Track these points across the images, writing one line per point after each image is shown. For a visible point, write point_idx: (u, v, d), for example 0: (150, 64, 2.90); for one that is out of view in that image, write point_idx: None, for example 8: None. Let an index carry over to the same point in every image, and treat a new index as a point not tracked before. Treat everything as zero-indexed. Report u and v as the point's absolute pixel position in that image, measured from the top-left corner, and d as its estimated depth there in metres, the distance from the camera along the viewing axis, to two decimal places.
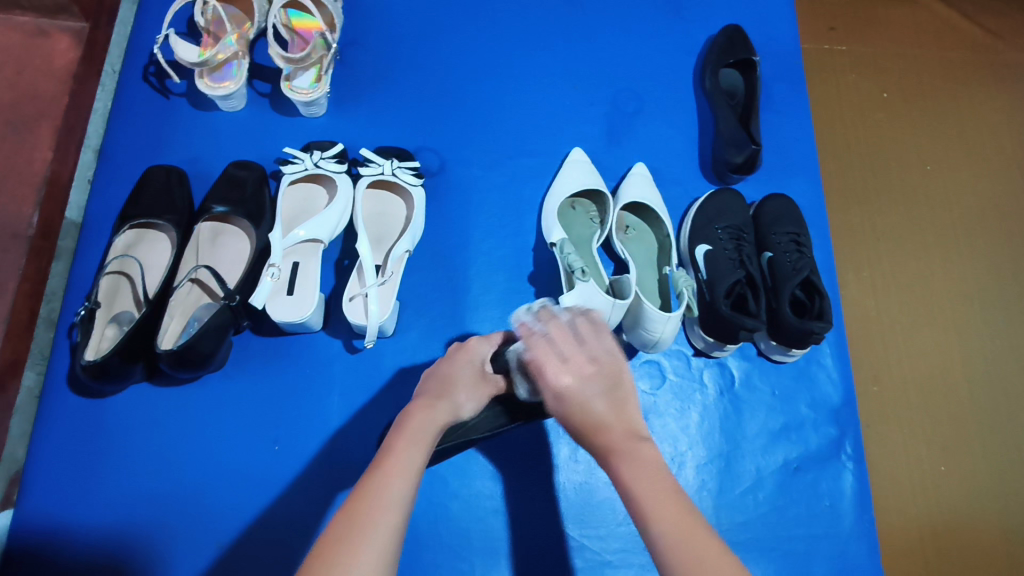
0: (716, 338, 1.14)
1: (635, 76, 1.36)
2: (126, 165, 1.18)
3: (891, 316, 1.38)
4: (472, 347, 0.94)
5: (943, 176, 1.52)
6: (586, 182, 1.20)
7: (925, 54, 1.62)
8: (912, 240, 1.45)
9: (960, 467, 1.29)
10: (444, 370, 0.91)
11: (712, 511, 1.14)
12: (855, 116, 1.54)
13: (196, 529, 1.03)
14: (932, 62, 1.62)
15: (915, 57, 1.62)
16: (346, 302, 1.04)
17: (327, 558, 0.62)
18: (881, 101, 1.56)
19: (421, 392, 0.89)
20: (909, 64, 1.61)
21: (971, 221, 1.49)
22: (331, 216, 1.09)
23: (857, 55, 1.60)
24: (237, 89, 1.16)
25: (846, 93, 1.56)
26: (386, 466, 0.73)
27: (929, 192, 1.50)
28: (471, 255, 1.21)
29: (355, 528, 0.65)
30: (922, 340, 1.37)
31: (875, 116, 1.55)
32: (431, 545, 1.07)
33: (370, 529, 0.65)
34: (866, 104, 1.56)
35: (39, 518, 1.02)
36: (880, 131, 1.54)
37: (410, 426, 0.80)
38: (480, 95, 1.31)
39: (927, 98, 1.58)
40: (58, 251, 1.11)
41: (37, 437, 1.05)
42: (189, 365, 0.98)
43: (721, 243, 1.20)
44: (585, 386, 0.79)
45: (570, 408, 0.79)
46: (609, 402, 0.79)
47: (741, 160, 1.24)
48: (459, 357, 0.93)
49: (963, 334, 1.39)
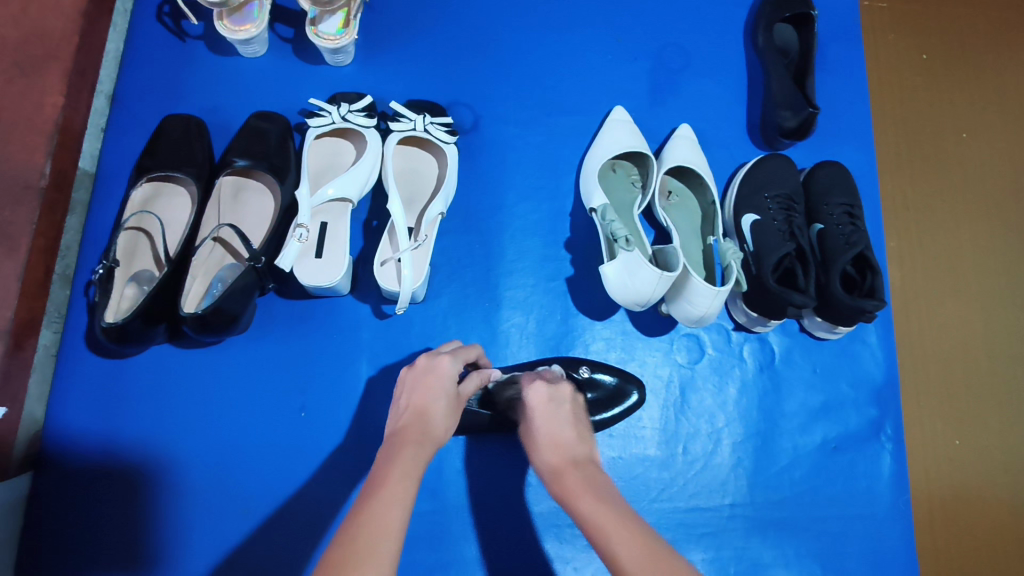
0: (761, 313, 1.09)
1: (682, 29, 1.27)
2: (143, 112, 1.11)
3: (916, 290, 1.27)
4: (438, 368, 0.85)
5: (980, 146, 1.37)
6: (629, 144, 1.13)
7: (970, 11, 1.45)
8: (943, 213, 1.32)
9: (980, 442, 1.20)
10: (415, 395, 0.83)
11: (746, 489, 1.11)
12: (894, 79, 1.38)
13: (223, 497, 1.01)
14: (978, 18, 1.44)
15: (957, 16, 1.44)
16: (377, 267, 0.99)
17: (341, 548, 0.60)
18: (921, 64, 1.40)
19: (396, 429, 0.79)
20: (950, 22, 1.43)
21: (1006, 193, 1.34)
22: (359, 174, 1.02)
23: (901, 13, 1.43)
24: (258, 34, 1.07)
25: (888, 56, 1.39)
26: (384, 490, 0.67)
27: (970, 164, 1.35)
28: (505, 218, 1.15)
29: (366, 521, 0.63)
30: (945, 315, 1.26)
31: (914, 80, 1.39)
32: (461, 517, 1.05)
33: (379, 530, 0.63)
34: (905, 68, 1.39)
35: (64, 483, 0.99)
36: (918, 96, 1.38)
37: (402, 458, 0.72)
38: (513, 48, 1.22)
39: (969, 61, 1.41)
40: (72, 204, 1.04)
41: (58, 398, 1.01)
42: (213, 328, 0.93)
43: (770, 213, 1.13)
44: (550, 401, 0.85)
45: (536, 410, 0.84)
46: (573, 420, 0.83)
47: (794, 124, 1.16)
48: (425, 379, 0.84)
49: (992, 311, 1.27)
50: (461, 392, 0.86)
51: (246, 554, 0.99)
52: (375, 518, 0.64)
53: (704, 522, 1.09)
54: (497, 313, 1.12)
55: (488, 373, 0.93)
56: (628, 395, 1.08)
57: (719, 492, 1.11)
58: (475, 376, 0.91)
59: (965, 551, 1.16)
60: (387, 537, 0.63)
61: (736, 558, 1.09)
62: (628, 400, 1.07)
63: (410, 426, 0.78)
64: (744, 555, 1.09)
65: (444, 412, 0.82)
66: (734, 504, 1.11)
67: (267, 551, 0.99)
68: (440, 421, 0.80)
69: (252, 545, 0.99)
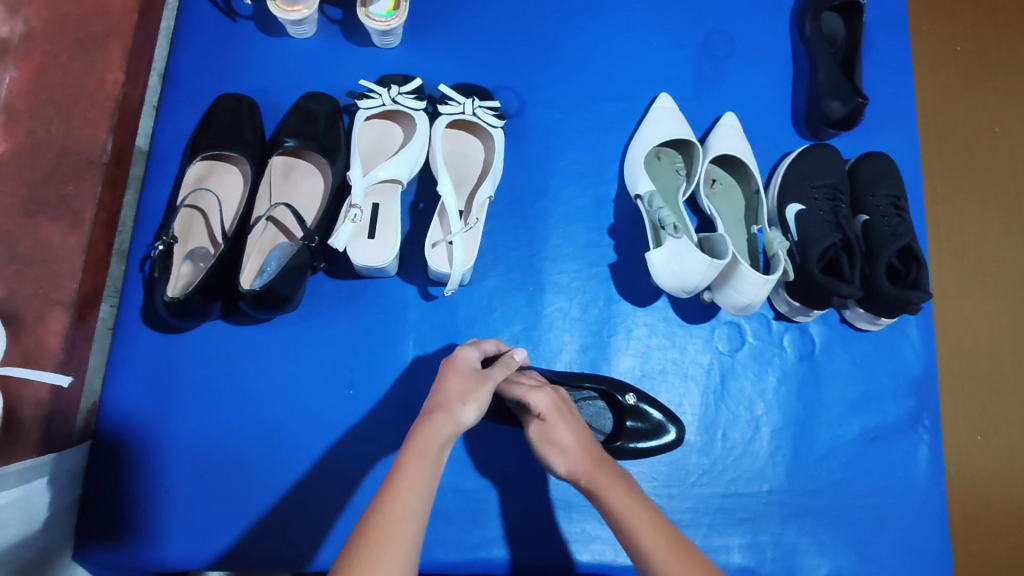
0: (804, 302, 1.09)
1: (726, 16, 1.26)
2: (195, 90, 1.12)
3: (948, 284, 1.27)
4: (460, 358, 0.85)
5: (1015, 138, 1.35)
6: (676, 131, 1.13)
7: (1009, 3, 1.43)
8: (980, 208, 1.31)
9: (1011, 436, 1.21)
10: (435, 386, 0.82)
11: (784, 476, 1.12)
12: (929, 73, 1.37)
13: (272, 471, 1.03)
14: (1018, 9, 1.42)
15: (994, 7, 1.42)
16: (429, 249, 1.00)
17: (365, 534, 0.63)
18: (956, 56, 1.38)
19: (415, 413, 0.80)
20: (989, 14, 1.42)
21: None
22: (410, 155, 1.03)
23: (938, 5, 1.41)
24: (309, 15, 1.08)
25: (925, 49, 1.38)
26: (404, 474, 0.69)
27: (1007, 158, 1.34)
28: (549, 203, 1.16)
29: (388, 508, 0.66)
30: (978, 310, 1.26)
31: (949, 73, 1.37)
32: (503, 497, 1.07)
33: (398, 512, 0.66)
34: (940, 61, 1.38)
35: (119, 453, 1.01)
36: (955, 88, 1.37)
37: (412, 441, 0.73)
38: (555, 33, 1.22)
39: (1007, 53, 1.39)
40: (129, 180, 1.06)
41: (114, 371, 1.03)
42: (270, 305, 0.95)
43: (815, 203, 1.13)
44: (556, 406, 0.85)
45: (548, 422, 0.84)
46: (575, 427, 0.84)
47: (842, 113, 1.16)
48: (447, 372, 0.84)
49: None
50: (492, 371, 0.85)
51: (298, 527, 1.01)
52: (395, 500, 0.67)
53: (742, 507, 1.11)
54: (539, 296, 1.13)
55: (513, 358, 0.90)
56: (665, 433, 1.07)
57: (757, 479, 1.12)
58: (501, 363, 0.89)
59: (993, 543, 1.17)
60: (406, 518, 0.65)
61: (773, 544, 1.10)
62: (664, 437, 1.07)
63: (434, 411, 0.77)
64: (781, 541, 1.10)
65: (466, 400, 0.78)
66: (771, 490, 1.12)
67: (318, 525, 1.01)
68: (463, 408, 0.77)
69: (303, 518, 1.01)
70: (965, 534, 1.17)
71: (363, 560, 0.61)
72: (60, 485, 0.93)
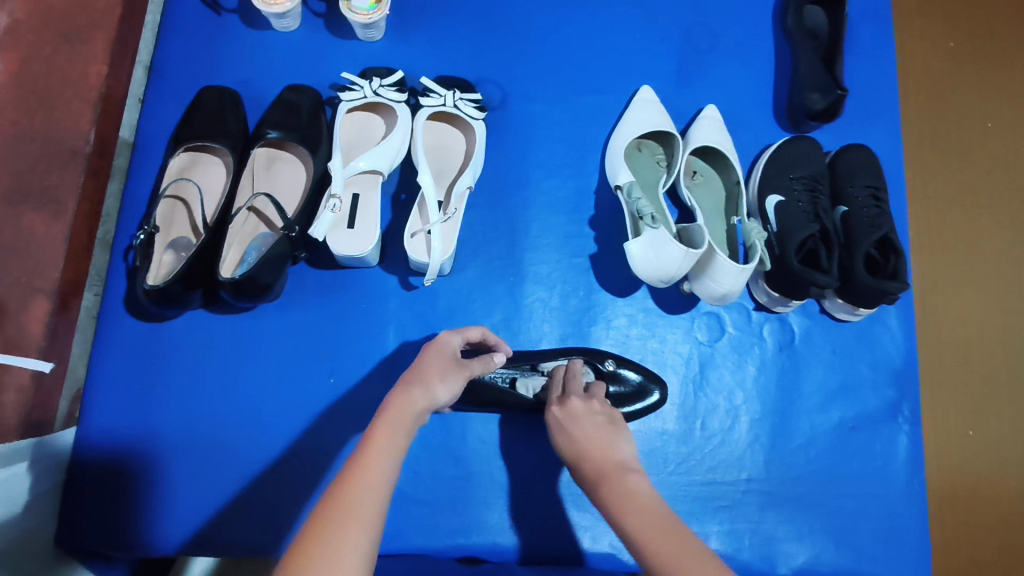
0: (783, 292, 1.10)
1: (710, 9, 1.27)
2: (179, 83, 1.14)
3: (931, 277, 1.27)
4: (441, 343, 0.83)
5: (1003, 132, 1.35)
6: (656, 123, 1.14)
7: None
8: (968, 201, 1.31)
9: (995, 428, 1.21)
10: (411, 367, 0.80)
11: (763, 465, 1.13)
12: (918, 68, 1.38)
13: (251, 457, 1.04)
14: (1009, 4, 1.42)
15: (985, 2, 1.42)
16: (408, 238, 1.02)
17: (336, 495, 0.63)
18: (947, 52, 1.38)
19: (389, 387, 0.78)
20: (979, 9, 1.42)
21: None
22: (390, 146, 1.04)
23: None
24: (292, 8, 1.09)
25: (914, 44, 1.39)
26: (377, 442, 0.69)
27: (995, 152, 1.34)
28: (530, 194, 1.17)
29: (357, 476, 0.66)
30: (963, 303, 1.27)
31: (939, 67, 1.38)
32: (481, 484, 1.08)
33: (369, 479, 0.65)
34: (930, 56, 1.38)
35: (101, 437, 1.03)
36: (943, 83, 1.37)
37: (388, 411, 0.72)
38: (540, 27, 1.23)
39: (998, 47, 1.39)
40: (113, 171, 1.08)
41: (97, 357, 1.05)
42: (248, 294, 0.96)
43: (795, 194, 1.14)
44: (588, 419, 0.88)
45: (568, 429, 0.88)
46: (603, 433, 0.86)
47: (823, 106, 1.16)
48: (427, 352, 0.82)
49: (1013, 300, 1.27)
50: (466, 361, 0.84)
51: (279, 514, 1.02)
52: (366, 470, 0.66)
53: (719, 495, 1.12)
54: (519, 286, 1.14)
55: (491, 357, 0.89)
56: (649, 394, 1.09)
57: (736, 467, 1.13)
58: (478, 361, 0.87)
59: (973, 533, 1.18)
60: (377, 484, 0.65)
61: (752, 531, 1.11)
62: (649, 399, 1.09)
63: (411, 385, 0.76)
64: (758, 529, 1.11)
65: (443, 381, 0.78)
66: (749, 479, 1.13)
67: (298, 510, 1.03)
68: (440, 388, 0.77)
69: (283, 504, 1.03)
70: (944, 524, 1.17)
71: (333, 519, 0.61)
72: (41, 470, 0.95)
